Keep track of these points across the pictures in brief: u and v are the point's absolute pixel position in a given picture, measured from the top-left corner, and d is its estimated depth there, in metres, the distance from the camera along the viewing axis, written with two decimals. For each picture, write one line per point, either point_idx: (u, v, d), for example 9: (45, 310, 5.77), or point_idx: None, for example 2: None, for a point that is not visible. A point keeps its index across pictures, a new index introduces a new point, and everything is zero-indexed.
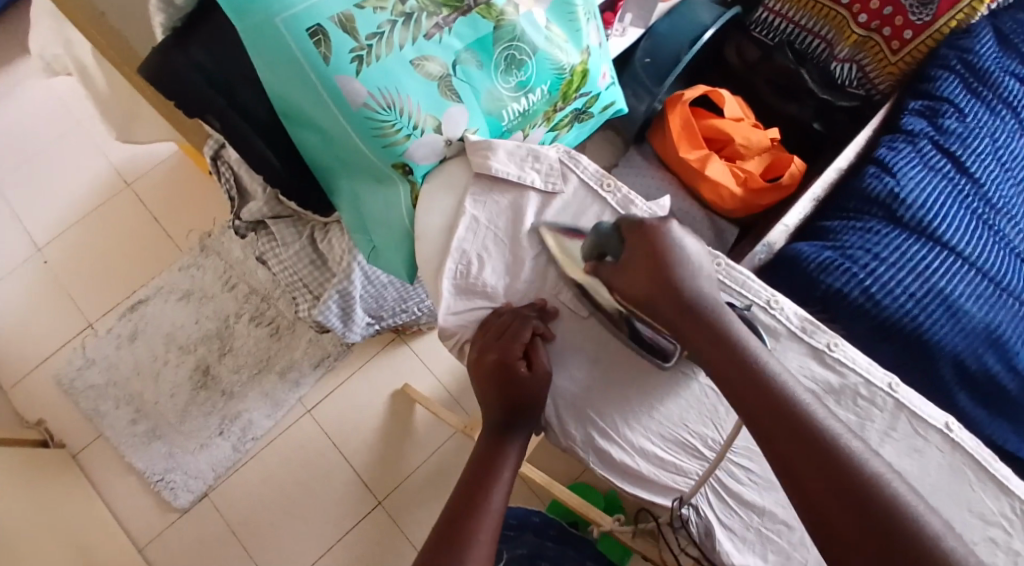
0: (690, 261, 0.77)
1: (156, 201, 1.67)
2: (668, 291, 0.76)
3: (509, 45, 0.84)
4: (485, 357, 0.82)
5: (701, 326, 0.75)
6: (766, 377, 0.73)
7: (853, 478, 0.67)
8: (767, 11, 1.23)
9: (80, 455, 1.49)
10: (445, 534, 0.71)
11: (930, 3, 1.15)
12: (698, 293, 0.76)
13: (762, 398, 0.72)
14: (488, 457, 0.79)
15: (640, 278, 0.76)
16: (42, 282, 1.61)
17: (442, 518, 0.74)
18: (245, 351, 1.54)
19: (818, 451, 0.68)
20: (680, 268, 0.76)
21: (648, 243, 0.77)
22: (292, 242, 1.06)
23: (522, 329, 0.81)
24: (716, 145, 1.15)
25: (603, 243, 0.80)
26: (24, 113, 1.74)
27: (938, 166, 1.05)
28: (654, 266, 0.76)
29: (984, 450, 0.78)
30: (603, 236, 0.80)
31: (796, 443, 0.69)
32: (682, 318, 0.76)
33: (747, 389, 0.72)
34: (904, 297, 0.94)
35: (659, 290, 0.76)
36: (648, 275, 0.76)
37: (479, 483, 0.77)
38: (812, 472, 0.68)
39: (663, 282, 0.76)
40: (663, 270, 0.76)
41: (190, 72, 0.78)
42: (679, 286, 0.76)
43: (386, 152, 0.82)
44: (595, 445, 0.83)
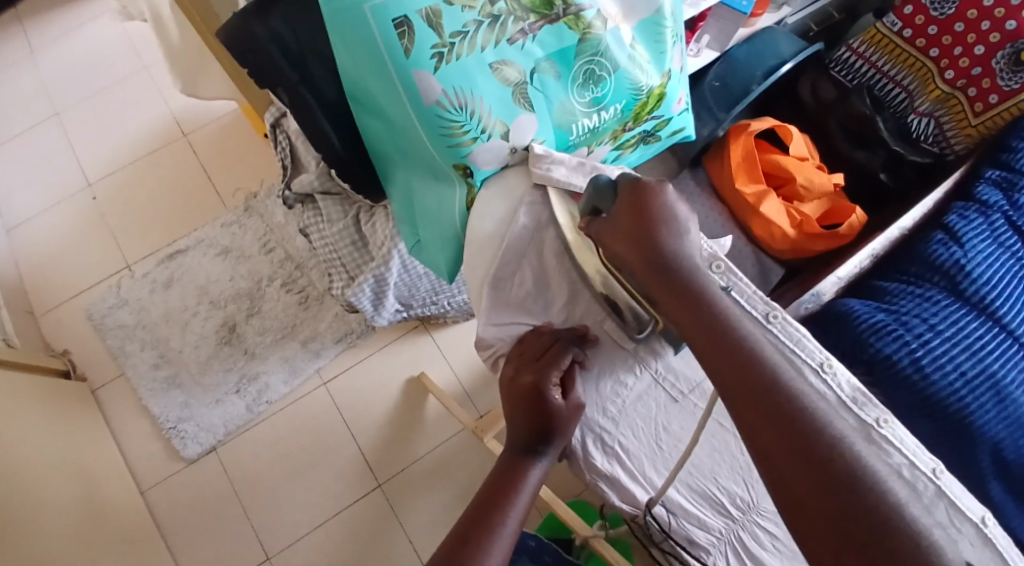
0: (679, 224, 0.75)
1: (208, 152, 1.67)
2: (650, 255, 0.74)
3: (591, 59, 0.81)
4: (520, 378, 0.80)
5: (692, 310, 0.73)
6: (761, 370, 0.69)
7: (865, 505, 0.63)
8: (849, 51, 1.19)
9: (99, 391, 1.51)
10: (453, 551, 0.70)
11: (1021, 71, 1.08)
12: (680, 256, 0.74)
13: (767, 412, 0.67)
14: (504, 480, 0.78)
15: (622, 236, 0.75)
16: (88, 215, 1.63)
17: (452, 534, 0.72)
18: (272, 314, 1.54)
19: (828, 474, 0.64)
20: (662, 228, 0.74)
21: (636, 202, 0.75)
22: (337, 220, 1.06)
23: (561, 354, 0.80)
24: (776, 181, 1.11)
25: (597, 198, 0.78)
26: (98, 50, 1.77)
27: (1008, 243, 1.01)
28: (638, 224, 0.74)
29: (1014, 550, 0.76)
30: (600, 190, 0.78)
31: (800, 460, 0.65)
32: (662, 286, 0.74)
33: (740, 385, 0.69)
34: (955, 375, 0.90)
35: (642, 256, 0.74)
36: (634, 235, 0.74)
37: (494, 503, 0.75)
38: (817, 494, 0.64)
39: (643, 243, 0.74)
40: (645, 229, 0.74)
41: (267, 42, 0.77)
42: (664, 251, 0.74)
43: (451, 151, 0.80)
44: (619, 484, 0.82)
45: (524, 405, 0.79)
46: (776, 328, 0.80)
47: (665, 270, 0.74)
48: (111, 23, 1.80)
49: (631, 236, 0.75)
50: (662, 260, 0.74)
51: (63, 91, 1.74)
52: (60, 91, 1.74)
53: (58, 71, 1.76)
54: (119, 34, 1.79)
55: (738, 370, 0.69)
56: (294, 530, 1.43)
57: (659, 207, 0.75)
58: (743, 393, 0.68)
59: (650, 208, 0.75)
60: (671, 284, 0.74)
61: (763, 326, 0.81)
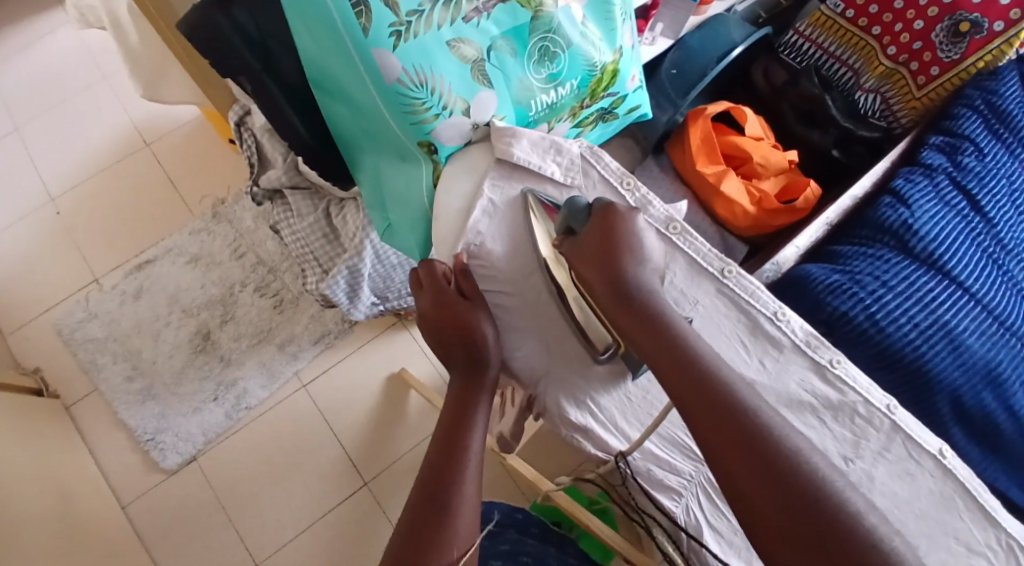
0: (642, 252, 0.81)
1: (173, 162, 1.67)
2: (612, 279, 0.79)
3: (544, 36, 0.84)
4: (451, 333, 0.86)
5: (649, 330, 0.78)
6: (715, 386, 0.74)
7: (796, 482, 0.68)
8: (797, 35, 1.23)
9: (73, 407, 1.50)
10: (434, 501, 0.76)
11: (960, 41, 1.14)
12: (638, 281, 0.80)
13: (711, 406, 0.73)
14: (462, 405, 0.84)
15: (587, 259, 0.80)
16: (52, 231, 1.63)
17: (428, 467, 0.80)
18: (247, 319, 1.55)
19: (752, 453, 0.70)
20: (627, 255, 0.80)
21: (605, 225, 0.81)
22: (308, 214, 1.08)
23: (475, 309, 0.85)
24: (735, 162, 1.15)
25: (572, 218, 0.84)
26: (54, 62, 1.76)
27: (953, 202, 1.05)
28: (603, 244, 0.80)
29: (975, 479, 0.81)
30: (574, 212, 0.84)
31: (740, 455, 0.70)
32: (622, 304, 0.79)
33: (690, 392, 0.74)
34: (908, 327, 0.94)
35: (605, 278, 0.79)
36: (598, 254, 0.80)
37: (457, 423, 0.83)
38: (757, 482, 0.69)
39: (608, 267, 0.79)
40: (614, 257, 0.80)
41: (230, 32, 0.79)
42: (624, 274, 0.80)
43: (414, 129, 0.84)
44: (592, 434, 0.85)
45: (479, 365, 0.85)
46: (731, 282, 0.87)
47: (625, 292, 0.79)
48: (67, 34, 1.79)
49: (595, 258, 0.80)
50: (625, 284, 0.79)
51: (21, 106, 1.73)
52: (17, 107, 1.73)
53: (14, 86, 1.74)
54: (74, 45, 1.77)
55: (677, 368, 0.75)
56: (280, 533, 1.43)
57: (625, 233, 0.81)
58: (688, 388, 0.74)
59: (614, 234, 0.81)
60: (626, 305, 0.79)
61: (719, 281, 0.87)
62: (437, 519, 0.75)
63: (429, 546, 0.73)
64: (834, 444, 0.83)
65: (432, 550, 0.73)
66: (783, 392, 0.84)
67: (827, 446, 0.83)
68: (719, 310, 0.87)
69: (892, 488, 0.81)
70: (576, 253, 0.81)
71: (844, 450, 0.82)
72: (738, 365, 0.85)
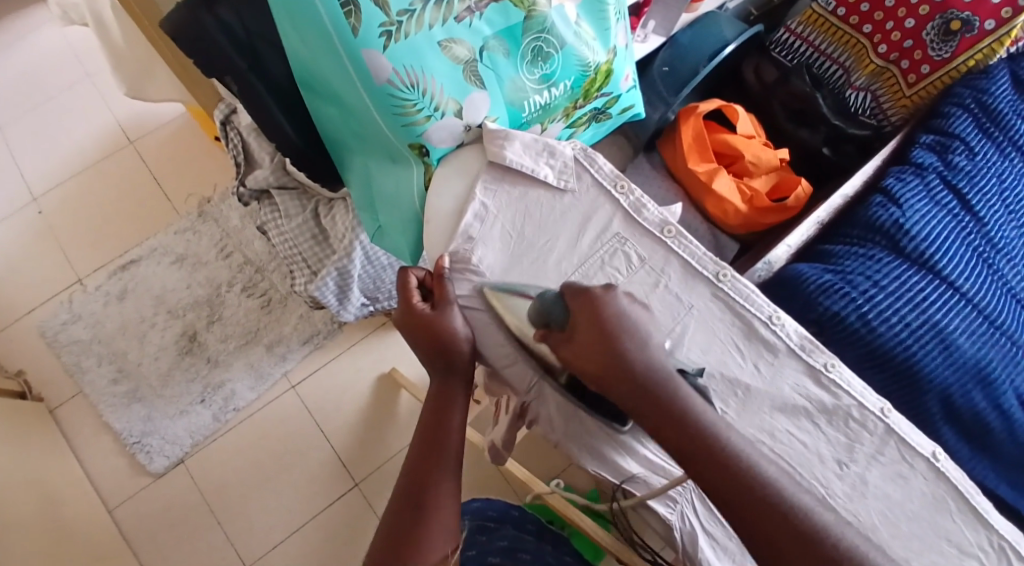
0: (638, 331, 0.78)
1: (157, 160, 1.65)
2: (613, 364, 0.77)
3: (538, 36, 0.83)
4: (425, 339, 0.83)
5: (655, 413, 0.76)
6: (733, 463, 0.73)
7: (821, 551, 0.70)
8: (788, 32, 1.22)
9: (57, 410, 1.48)
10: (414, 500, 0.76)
11: (951, 40, 1.13)
12: (640, 364, 0.77)
13: (732, 481, 0.73)
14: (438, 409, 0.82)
15: (582, 344, 0.77)
16: (35, 231, 1.60)
17: (406, 473, 0.78)
18: (234, 320, 1.53)
19: (775, 520, 0.71)
20: (623, 337, 0.77)
21: (593, 311, 0.78)
22: (295, 215, 1.06)
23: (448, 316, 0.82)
24: (726, 160, 1.14)
25: (548, 312, 0.79)
26: (35, 59, 1.73)
27: (944, 202, 1.05)
28: (597, 331, 0.77)
29: (967, 482, 0.81)
30: (548, 303, 0.79)
31: (771, 527, 0.71)
32: (625, 389, 0.77)
33: (711, 471, 0.73)
34: (900, 327, 0.94)
35: (606, 364, 0.77)
36: (591, 342, 0.77)
37: (435, 429, 0.81)
38: (789, 546, 0.70)
39: (606, 351, 0.77)
40: (611, 342, 0.77)
41: (214, 30, 0.77)
42: (624, 358, 0.77)
43: (406, 131, 0.83)
44: (615, 461, 0.84)
45: (454, 368, 0.82)
46: (726, 286, 0.87)
47: (626, 380, 0.76)
48: (47, 31, 1.75)
49: (588, 347, 0.77)
50: (626, 369, 0.77)
51: (2, 104, 1.70)
52: None
53: None
54: (56, 42, 1.74)
55: (687, 445, 0.74)
56: (269, 535, 1.42)
57: (613, 315, 0.78)
58: (709, 467, 0.74)
59: (607, 317, 0.78)
60: (628, 388, 0.76)
61: (714, 285, 0.87)
62: (415, 530, 0.74)
63: (410, 546, 0.73)
64: (827, 448, 0.82)
65: (415, 550, 0.73)
66: (777, 396, 0.83)
67: (820, 449, 0.82)
68: (714, 314, 0.86)
69: (884, 491, 0.81)
70: (567, 345, 0.78)
71: (837, 454, 0.82)
72: (733, 369, 0.84)
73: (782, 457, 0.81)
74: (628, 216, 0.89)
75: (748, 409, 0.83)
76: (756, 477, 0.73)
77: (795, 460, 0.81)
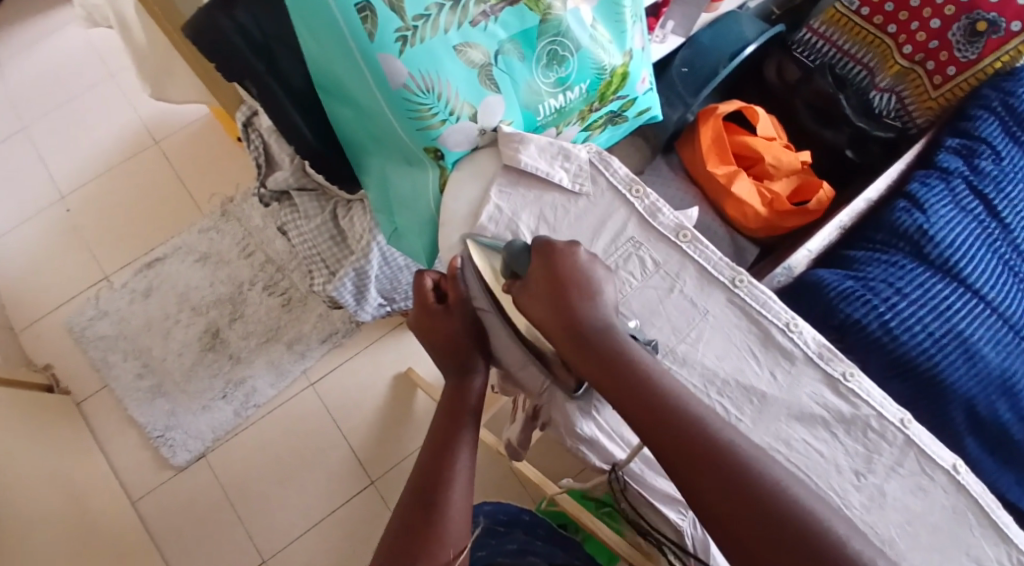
0: (593, 288, 0.80)
1: (182, 160, 1.67)
2: (566, 319, 0.79)
3: (553, 40, 0.84)
4: (438, 332, 0.86)
5: (605, 368, 0.77)
6: (681, 418, 0.73)
7: (784, 525, 0.67)
8: (811, 32, 1.21)
9: (84, 404, 1.51)
10: (425, 498, 0.76)
11: (977, 41, 1.12)
12: (592, 321, 0.79)
13: (684, 440, 0.72)
14: (453, 404, 0.84)
15: (537, 297, 0.80)
16: (63, 228, 1.63)
17: (419, 467, 0.79)
18: (255, 318, 1.55)
19: (757, 510, 0.68)
20: (577, 294, 0.79)
21: (548, 265, 0.81)
22: (314, 216, 1.08)
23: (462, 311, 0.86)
24: (745, 163, 1.13)
25: (513, 262, 0.83)
26: (64, 59, 1.76)
27: (969, 207, 1.03)
28: (552, 286, 0.80)
29: (987, 495, 0.80)
30: (515, 254, 0.83)
31: (720, 487, 0.69)
32: (576, 345, 0.78)
33: (658, 426, 0.73)
34: (923, 335, 0.93)
35: (558, 319, 0.79)
36: (547, 295, 0.80)
37: (451, 420, 0.83)
38: (740, 509, 0.68)
39: (558, 306, 0.79)
40: (563, 297, 0.79)
41: (235, 34, 0.78)
42: (577, 315, 0.79)
43: (421, 135, 0.83)
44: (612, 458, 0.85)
45: (467, 363, 0.86)
46: (743, 292, 0.86)
47: (581, 335, 0.78)
48: (76, 33, 1.78)
49: (545, 300, 0.80)
50: (580, 327, 0.78)
51: (32, 104, 1.73)
52: (28, 105, 1.73)
53: (25, 84, 1.75)
54: (84, 43, 1.78)
55: (657, 421, 0.73)
56: (288, 531, 1.43)
57: (569, 270, 0.80)
58: (658, 425, 0.73)
59: (560, 273, 0.80)
60: (581, 343, 0.78)
61: (731, 290, 0.87)
62: (425, 526, 0.74)
63: (421, 538, 0.74)
64: (845, 458, 0.81)
65: (423, 546, 0.73)
66: (795, 405, 0.83)
67: (837, 459, 0.81)
68: (730, 320, 0.86)
69: (904, 503, 0.80)
70: (525, 298, 0.80)
71: (856, 465, 0.81)
72: (749, 376, 0.84)
73: (799, 466, 0.81)
74: (643, 221, 0.90)
75: (764, 417, 0.83)
76: (744, 471, 0.69)
77: (812, 469, 0.81)
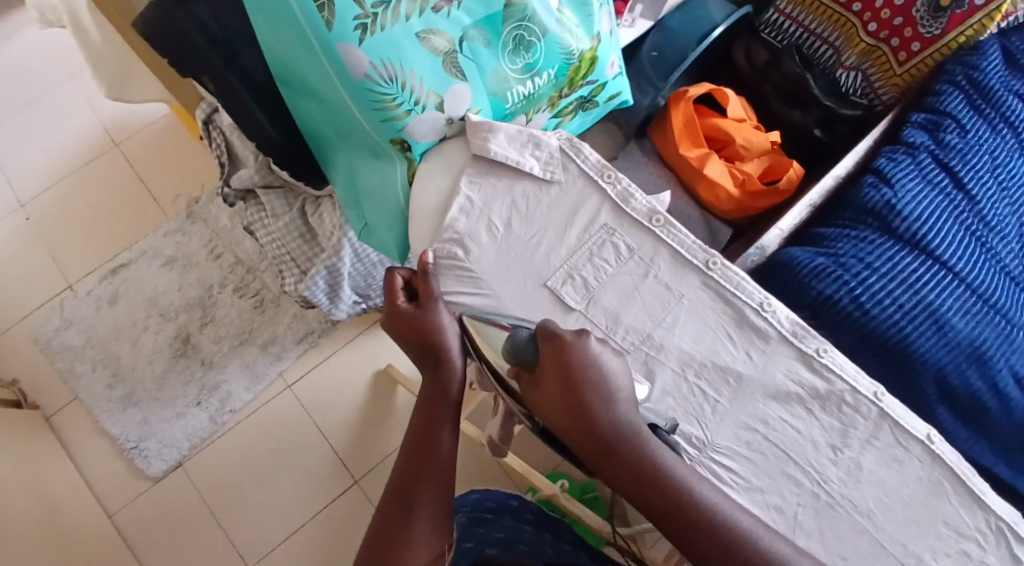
0: (608, 383, 0.71)
1: (144, 162, 1.63)
2: (582, 418, 0.70)
3: (519, 24, 0.82)
4: (410, 338, 0.81)
5: (624, 466, 0.70)
6: (702, 512, 0.70)
7: None
8: (778, 13, 1.21)
9: (54, 417, 1.47)
10: (404, 497, 0.75)
11: (941, 16, 1.12)
12: (610, 419, 0.70)
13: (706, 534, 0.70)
14: (432, 403, 0.79)
15: (550, 393, 0.71)
16: (23, 237, 1.58)
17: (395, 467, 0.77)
18: (227, 321, 1.52)
19: None
20: (591, 392, 0.70)
21: (559, 359, 0.71)
22: (282, 214, 1.05)
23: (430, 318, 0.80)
24: (717, 145, 1.13)
25: (518, 352, 0.73)
26: (16, 63, 1.71)
27: (936, 181, 1.03)
28: (564, 383, 0.70)
29: (963, 464, 0.80)
30: (520, 345, 0.73)
31: None
32: (593, 446, 0.70)
33: (679, 520, 0.70)
34: (893, 309, 0.93)
35: (571, 418, 0.70)
36: (560, 393, 0.70)
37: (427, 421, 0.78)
38: None
39: (572, 404, 0.70)
40: (578, 396, 0.70)
41: (188, 29, 0.76)
42: (593, 414, 0.70)
43: (386, 126, 0.81)
44: None
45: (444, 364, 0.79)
46: (717, 274, 0.86)
47: (597, 434, 0.70)
48: (29, 34, 1.73)
49: (558, 401, 0.70)
50: (596, 427, 0.70)
51: None
52: None
53: None
54: (36, 45, 1.72)
55: (673, 513, 0.70)
56: (270, 534, 1.41)
57: (580, 365, 0.71)
58: (679, 520, 0.70)
59: (572, 367, 0.71)
60: (599, 443, 0.70)
61: (704, 273, 0.86)
62: (400, 531, 0.73)
63: (398, 544, 0.73)
64: (822, 434, 0.81)
65: (402, 549, 0.73)
66: (770, 383, 0.83)
67: (814, 435, 0.81)
68: (704, 302, 0.85)
69: (880, 476, 0.80)
70: (535, 395, 0.71)
71: (832, 440, 0.81)
72: (725, 357, 0.83)
73: (776, 443, 0.81)
74: (616, 207, 0.89)
75: (741, 396, 0.82)
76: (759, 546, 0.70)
77: (789, 446, 0.81)
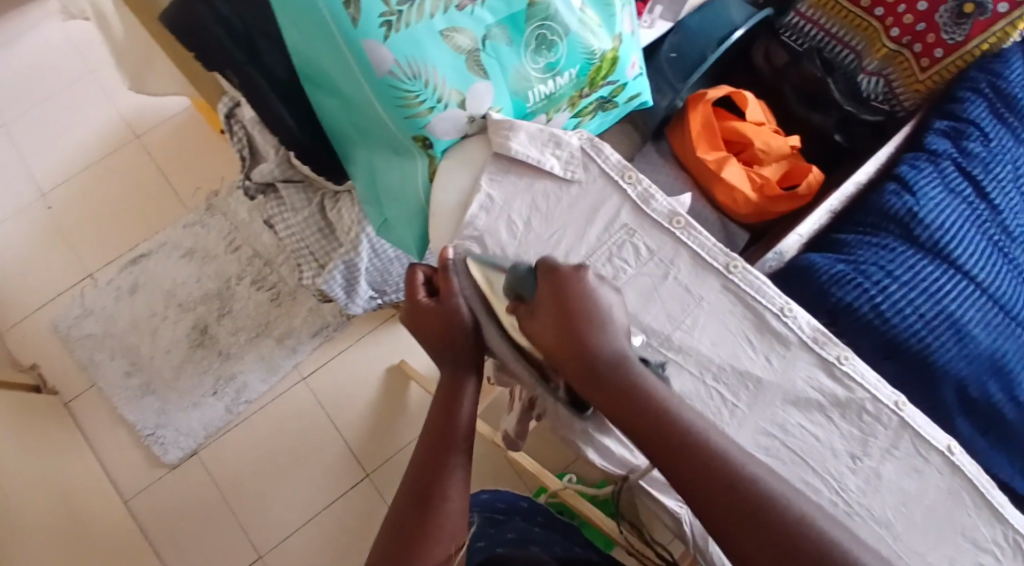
0: (603, 316, 0.77)
1: (165, 155, 1.65)
2: (577, 346, 0.76)
3: (541, 24, 0.83)
4: (431, 332, 0.84)
5: (617, 396, 0.75)
6: (709, 458, 0.71)
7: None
8: (799, 16, 1.20)
9: (72, 404, 1.49)
10: (423, 492, 0.76)
11: (965, 23, 1.10)
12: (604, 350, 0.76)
13: (726, 504, 0.69)
14: (450, 399, 0.82)
15: (547, 323, 0.77)
16: (47, 226, 1.61)
17: (414, 464, 0.78)
18: (244, 313, 1.53)
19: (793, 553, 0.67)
20: (587, 322, 0.76)
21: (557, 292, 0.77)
22: (302, 208, 1.07)
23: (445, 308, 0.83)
24: (736, 148, 1.12)
25: (519, 283, 0.80)
26: (40, 54, 1.73)
27: (959, 190, 1.03)
28: (560, 312, 0.76)
29: (983, 476, 0.80)
30: (521, 276, 0.80)
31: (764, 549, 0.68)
32: (589, 374, 0.76)
33: (692, 475, 0.71)
34: (914, 318, 0.93)
35: (567, 346, 0.76)
36: (555, 323, 0.77)
37: (447, 415, 0.80)
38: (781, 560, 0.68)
39: (567, 330, 0.76)
40: (574, 323, 0.76)
41: (213, 25, 0.78)
42: (588, 342, 0.76)
43: (408, 122, 0.82)
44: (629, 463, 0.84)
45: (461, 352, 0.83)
46: (737, 277, 0.86)
47: (590, 365, 0.76)
48: (52, 27, 1.75)
49: (553, 328, 0.77)
50: (591, 357, 0.76)
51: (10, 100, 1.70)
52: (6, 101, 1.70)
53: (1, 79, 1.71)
54: (60, 36, 1.74)
55: (685, 465, 0.71)
56: (283, 526, 1.43)
57: (578, 296, 0.77)
58: (684, 465, 0.72)
59: (570, 299, 0.77)
60: (595, 372, 0.76)
61: (724, 277, 0.86)
62: (419, 526, 0.74)
63: (418, 539, 0.73)
64: (841, 442, 0.81)
65: (422, 544, 0.73)
66: (790, 389, 0.83)
67: (834, 443, 0.81)
68: (724, 306, 0.85)
69: (899, 485, 0.80)
70: (532, 324, 0.77)
71: (851, 448, 0.81)
72: (745, 362, 0.83)
73: (795, 451, 0.81)
74: (636, 208, 0.89)
75: (760, 402, 0.82)
76: (784, 517, 0.69)
77: (807, 453, 0.81)
